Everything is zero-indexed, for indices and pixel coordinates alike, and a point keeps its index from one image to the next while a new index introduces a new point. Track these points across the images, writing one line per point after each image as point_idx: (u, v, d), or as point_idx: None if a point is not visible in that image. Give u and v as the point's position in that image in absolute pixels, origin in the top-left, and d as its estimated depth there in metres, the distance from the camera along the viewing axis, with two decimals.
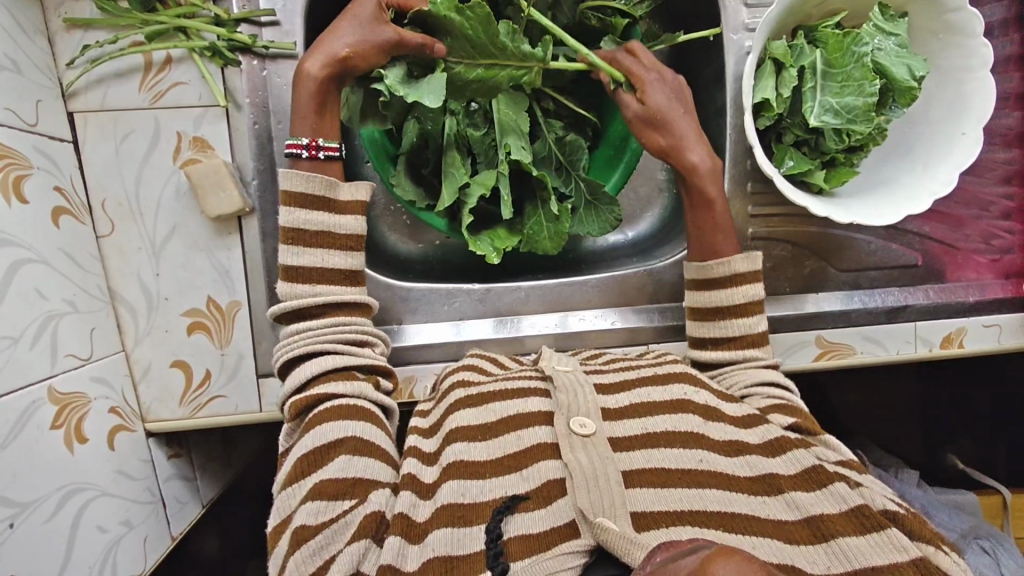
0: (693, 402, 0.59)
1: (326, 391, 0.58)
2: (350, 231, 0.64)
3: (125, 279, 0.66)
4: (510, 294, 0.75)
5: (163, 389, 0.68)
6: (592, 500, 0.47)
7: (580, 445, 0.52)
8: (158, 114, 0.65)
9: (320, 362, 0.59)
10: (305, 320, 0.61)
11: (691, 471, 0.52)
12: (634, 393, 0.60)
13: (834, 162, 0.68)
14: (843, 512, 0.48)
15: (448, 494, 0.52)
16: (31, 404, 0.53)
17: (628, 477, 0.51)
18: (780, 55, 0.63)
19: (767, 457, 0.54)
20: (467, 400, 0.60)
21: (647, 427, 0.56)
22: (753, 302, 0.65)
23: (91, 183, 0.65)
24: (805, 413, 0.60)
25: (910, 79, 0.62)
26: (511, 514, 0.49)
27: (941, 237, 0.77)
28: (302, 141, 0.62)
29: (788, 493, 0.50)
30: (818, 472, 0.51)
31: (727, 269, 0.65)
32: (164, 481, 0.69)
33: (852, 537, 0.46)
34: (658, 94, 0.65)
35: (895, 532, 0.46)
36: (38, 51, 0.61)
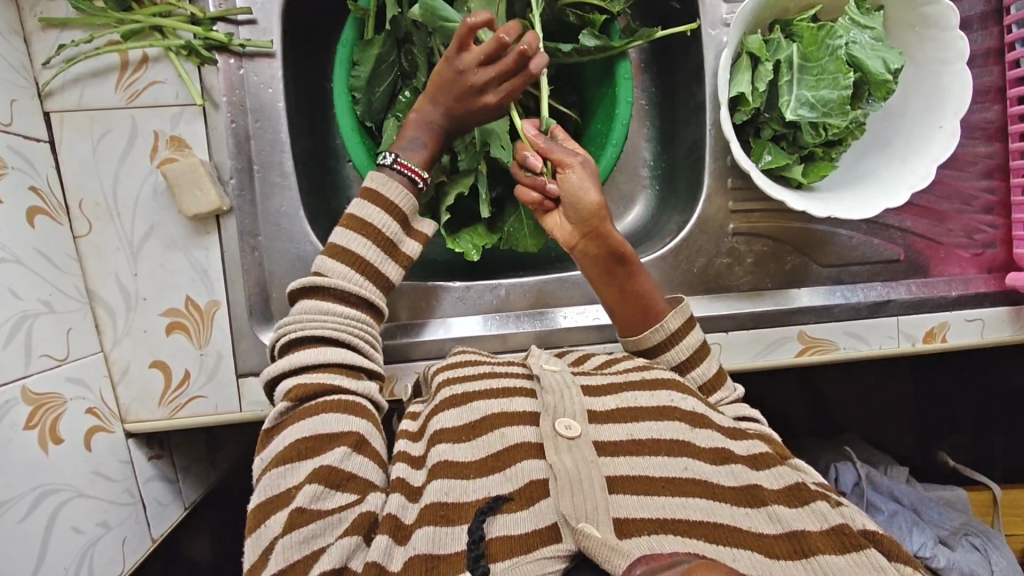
0: (680, 408, 0.58)
1: (342, 384, 0.58)
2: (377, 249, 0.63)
3: (102, 278, 0.66)
4: (490, 292, 0.75)
5: (142, 390, 0.68)
6: (575, 505, 0.47)
7: (565, 447, 0.51)
8: (134, 113, 0.65)
9: (342, 353, 0.59)
10: (342, 303, 0.60)
11: (674, 479, 0.51)
12: (621, 396, 0.59)
13: (812, 157, 0.68)
14: (824, 530, 0.49)
15: (432, 493, 0.51)
16: (3, 405, 0.52)
17: (612, 481, 0.51)
18: (756, 49, 0.63)
19: (750, 469, 0.54)
20: (454, 399, 0.59)
21: (633, 432, 0.55)
22: (699, 347, 0.65)
23: (67, 182, 0.65)
24: (776, 441, 0.59)
25: (885, 72, 0.62)
26: (493, 515, 0.48)
27: (922, 231, 0.77)
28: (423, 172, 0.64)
29: (770, 506, 0.51)
30: (801, 489, 0.52)
31: (662, 333, 0.65)
32: (144, 482, 0.69)
33: (832, 554, 0.47)
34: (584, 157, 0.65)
35: (872, 551, 0.46)
36: (12, 51, 0.61)
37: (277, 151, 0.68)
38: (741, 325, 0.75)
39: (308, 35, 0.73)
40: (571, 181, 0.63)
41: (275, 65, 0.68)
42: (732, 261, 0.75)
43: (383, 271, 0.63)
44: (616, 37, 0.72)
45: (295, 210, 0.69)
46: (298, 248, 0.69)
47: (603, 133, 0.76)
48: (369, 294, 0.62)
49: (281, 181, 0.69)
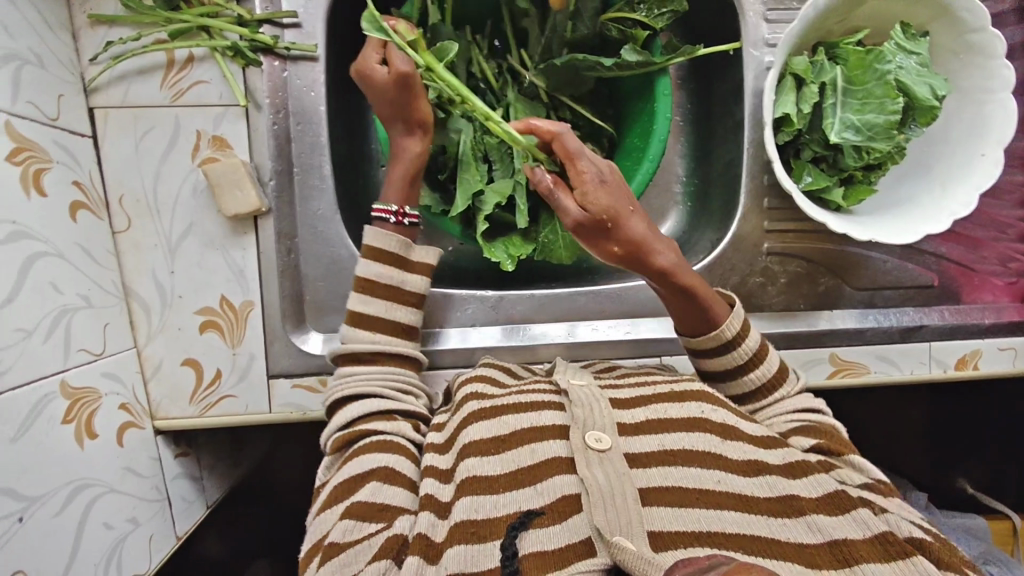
0: (709, 420, 0.57)
1: (372, 428, 0.60)
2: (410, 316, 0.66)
3: (139, 274, 0.66)
4: (521, 302, 0.75)
5: (173, 387, 0.68)
6: (609, 519, 0.46)
7: (595, 462, 0.51)
8: (178, 112, 0.65)
9: (369, 403, 0.61)
10: (360, 364, 0.64)
11: (708, 490, 0.51)
12: (651, 408, 0.59)
13: (852, 179, 0.67)
14: (868, 538, 0.47)
15: (462, 510, 0.51)
16: (42, 398, 0.52)
17: (643, 494, 0.50)
18: (801, 70, 0.63)
19: (787, 479, 0.53)
20: (479, 412, 0.59)
21: (664, 443, 0.55)
22: (757, 354, 0.63)
23: (109, 178, 0.65)
24: (836, 436, 0.60)
25: (932, 98, 0.62)
26: (525, 530, 0.48)
27: (957, 258, 0.77)
28: (391, 207, 0.67)
29: (809, 516, 0.49)
30: (841, 496, 0.51)
31: (719, 339, 0.63)
32: (171, 480, 0.69)
33: (876, 562, 0.45)
34: (596, 193, 0.58)
35: (920, 559, 0.45)
36: (62, 47, 0.62)
37: (317, 155, 0.68)
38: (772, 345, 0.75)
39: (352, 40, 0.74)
40: (581, 238, 0.60)
41: (318, 69, 0.68)
42: (766, 280, 0.75)
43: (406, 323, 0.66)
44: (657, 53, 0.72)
45: (331, 213, 0.69)
46: (334, 252, 0.70)
47: (640, 148, 0.76)
48: (382, 345, 0.64)
49: (320, 184, 0.69)
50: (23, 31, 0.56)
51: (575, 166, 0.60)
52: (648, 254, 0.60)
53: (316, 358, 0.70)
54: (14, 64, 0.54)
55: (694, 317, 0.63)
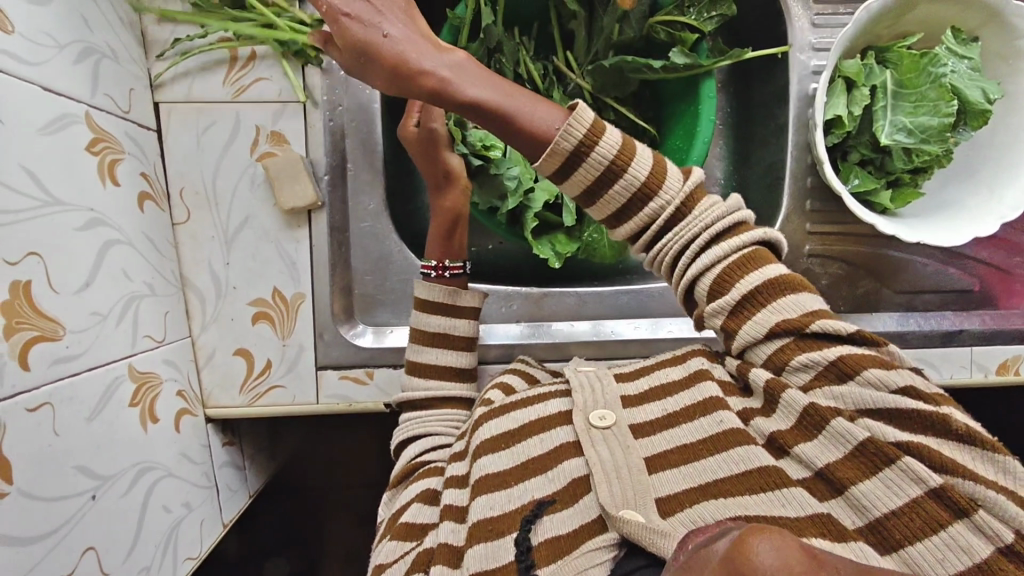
0: (712, 373, 0.56)
1: (423, 458, 0.63)
2: (464, 334, 0.67)
3: (196, 266, 0.68)
4: (563, 299, 0.76)
5: (225, 376, 0.69)
6: (613, 494, 0.47)
7: (599, 439, 0.52)
8: (239, 108, 0.67)
9: (423, 443, 0.64)
10: (418, 410, 0.66)
11: (712, 436, 0.50)
12: (650, 376, 0.58)
13: (899, 182, 0.68)
14: (850, 453, 0.45)
15: (478, 510, 0.52)
16: (114, 380, 0.54)
17: (649, 463, 0.50)
18: (853, 74, 0.64)
19: (767, 417, 0.51)
20: (491, 412, 0.60)
21: (666, 407, 0.54)
22: (611, 164, 0.51)
23: (170, 170, 0.67)
24: (768, 279, 0.51)
25: (985, 102, 0.62)
26: (538, 521, 0.49)
27: (997, 263, 0.78)
28: (431, 262, 0.68)
29: (794, 447, 0.47)
30: (813, 411, 0.47)
31: (568, 151, 0.50)
32: (219, 468, 0.70)
33: (864, 480, 0.43)
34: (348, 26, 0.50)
35: (907, 462, 0.42)
36: (133, 43, 0.63)
37: (370, 151, 0.70)
38: None
39: None
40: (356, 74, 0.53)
41: None
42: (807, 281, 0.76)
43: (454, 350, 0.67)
44: (704, 56, 0.74)
45: (382, 208, 0.71)
46: (383, 246, 0.71)
47: (683, 149, 0.77)
48: (438, 390, 0.66)
49: (371, 179, 0.70)
50: (100, 25, 0.58)
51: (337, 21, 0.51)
52: (412, 74, 0.50)
53: (364, 351, 0.71)
54: (93, 57, 0.56)
55: (516, 139, 0.51)
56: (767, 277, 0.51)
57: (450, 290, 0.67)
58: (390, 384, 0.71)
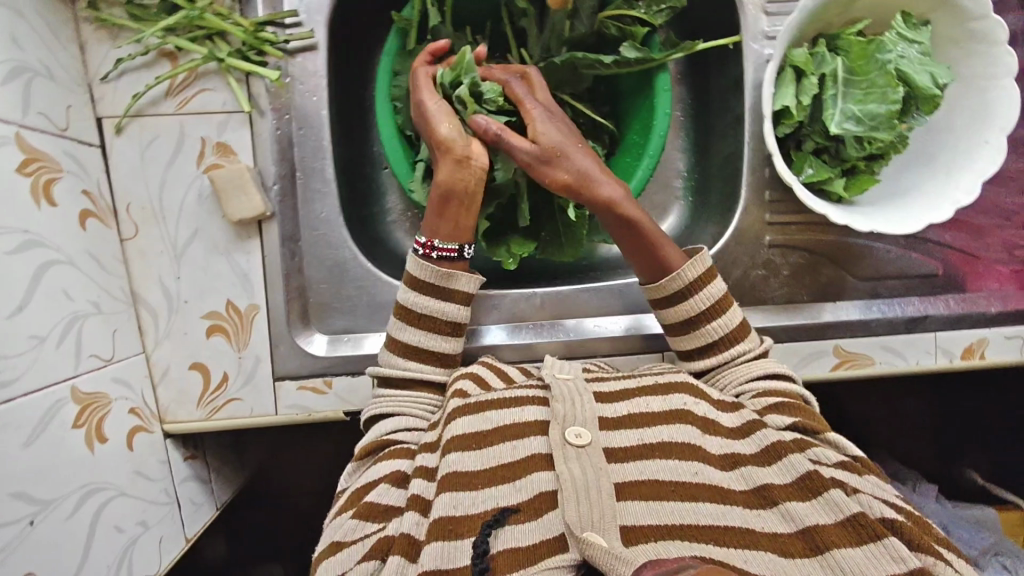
0: (693, 412, 0.59)
1: (394, 438, 0.61)
2: (448, 317, 0.65)
3: (146, 282, 0.67)
4: (524, 300, 0.75)
5: (180, 391, 0.69)
6: (580, 513, 0.48)
7: (573, 455, 0.53)
8: (183, 119, 0.66)
9: (392, 422, 0.62)
10: (391, 387, 0.65)
11: (683, 483, 0.53)
12: (632, 401, 0.60)
13: (854, 170, 0.67)
14: (839, 522, 0.48)
15: (442, 507, 0.52)
16: (55, 403, 0.53)
17: (619, 488, 0.52)
18: (801, 62, 0.63)
19: (762, 467, 0.55)
20: (467, 407, 0.59)
21: (644, 436, 0.57)
22: (716, 301, 0.66)
23: (116, 186, 0.66)
24: (809, 410, 0.61)
25: (934, 87, 0.61)
26: (499, 527, 0.50)
27: (961, 246, 0.77)
28: (420, 240, 0.66)
29: (784, 504, 0.51)
30: (812, 478, 0.52)
31: (679, 281, 0.66)
32: (180, 482, 0.70)
33: (848, 548, 0.47)
34: (548, 127, 0.66)
35: (891, 541, 0.46)
36: (69, 59, 0.62)
37: (320, 158, 0.69)
38: (778, 338, 0.75)
39: (350, 42, 0.73)
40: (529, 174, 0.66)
41: (320, 63, 0.68)
42: (767, 272, 0.75)
43: (440, 328, 0.65)
44: (656, 49, 0.73)
45: (335, 216, 0.70)
46: (337, 254, 0.71)
47: (640, 143, 0.77)
48: (419, 371, 0.64)
49: (322, 187, 0.69)
50: (31, 42, 0.57)
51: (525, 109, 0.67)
52: (597, 188, 0.66)
53: (321, 360, 0.70)
54: (25, 76, 0.55)
55: (636, 253, 0.68)
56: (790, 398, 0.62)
57: (443, 274, 0.65)
58: (349, 391, 0.71)
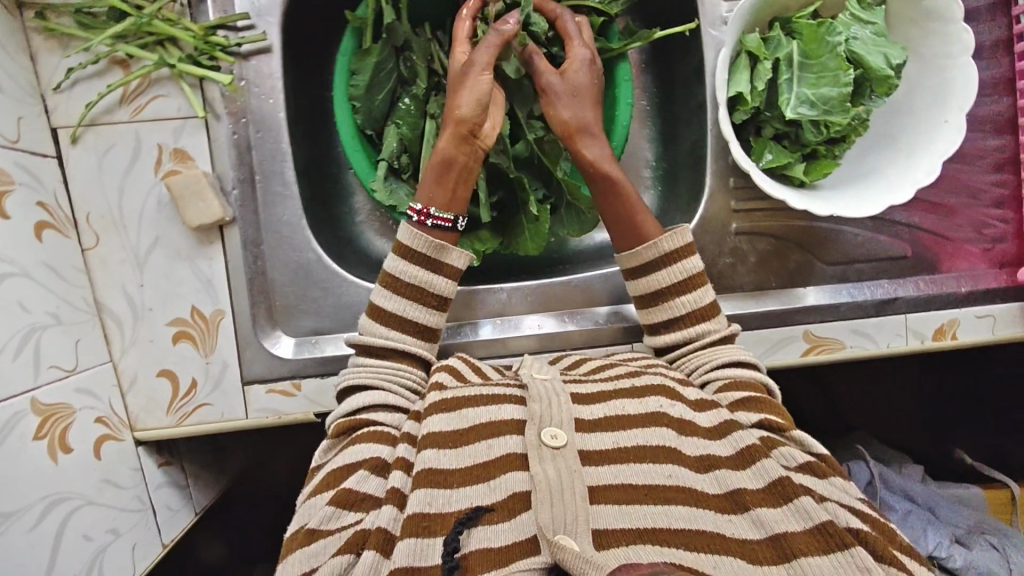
0: (669, 414, 0.57)
1: (374, 418, 0.59)
2: (435, 290, 0.64)
3: (110, 290, 0.67)
4: (493, 295, 0.76)
5: (149, 398, 0.69)
6: (554, 517, 0.46)
7: (548, 457, 0.51)
8: (138, 127, 0.66)
9: (371, 395, 0.61)
10: (372, 358, 0.63)
11: (657, 486, 0.51)
12: (608, 404, 0.58)
13: (815, 154, 0.67)
14: (808, 530, 0.48)
15: (415, 503, 0.50)
16: (13, 416, 0.54)
17: (592, 492, 0.50)
18: (754, 48, 0.63)
19: (736, 471, 0.53)
20: (441, 404, 0.57)
21: (619, 440, 0.55)
22: (692, 275, 0.66)
23: (75, 197, 0.66)
24: (776, 406, 0.61)
25: (887, 68, 0.61)
26: (471, 526, 0.48)
27: (931, 227, 0.77)
28: (416, 206, 0.65)
29: (755, 510, 0.50)
30: (784, 485, 0.51)
31: (656, 251, 0.66)
32: (154, 489, 0.70)
33: (816, 557, 0.46)
34: (580, 74, 0.67)
35: (859, 552, 0.45)
36: (19, 70, 0.62)
37: (279, 161, 0.69)
38: (748, 324, 0.75)
39: (306, 44, 0.73)
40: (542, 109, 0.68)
41: (274, 65, 0.68)
42: (735, 260, 0.75)
43: (431, 293, 0.64)
44: (614, 39, 0.73)
45: (297, 218, 0.70)
46: (300, 256, 0.71)
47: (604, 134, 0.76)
48: (402, 343, 0.63)
49: (282, 190, 0.69)
50: None
51: (569, 47, 0.68)
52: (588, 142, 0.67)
53: (288, 363, 0.70)
54: None
55: (616, 214, 0.68)
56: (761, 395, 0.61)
57: (437, 245, 0.64)
58: (318, 393, 0.71)
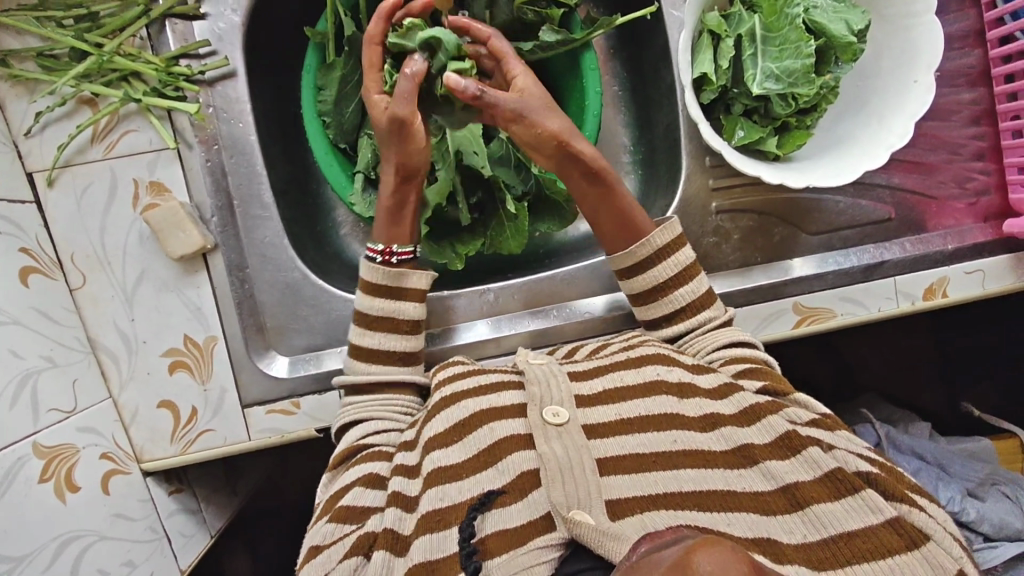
0: (666, 381, 0.58)
1: (367, 442, 0.60)
2: (407, 315, 0.65)
3: (102, 327, 0.68)
4: (477, 298, 0.76)
5: (153, 429, 0.69)
6: (566, 493, 0.46)
7: (554, 434, 0.51)
8: (113, 164, 0.67)
9: (364, 427, 0.61)
10: (357, 394, 0.64)
11: (664, 453, 0.51)
12: (608, 376, 0.59)
13: (787, 127, 0.67)
14: (817, 479, 0.48)
15: (427, 502, 0.50)
16: (17, 461, 0.55)
17: (602, 464, 0.50)
18: (715, 25, 0.63)
19: (743, 428, 0.53)
20: (440, 402, 0.58)
21: (621, 412, 0.55)
22: (687, 265, 0.66)
23: (57, 239, 0.66)
24: (775, 375, 0.61)
25: (849, 35, 0.61)
26: (484, 511, 0.48)
27: (914, 187, 0.76)
28: (378, 246, 0.66)
29: (764, 463, 0.50)
30: (791, 437, 0.51)
31: (650, 247, 0.66)
32: (167, 517, 0.71)
33: (829, 502, 0.47)
34: (531, 85, 0.63)
35: (869, 493, 0.46)
36: None
37: (256, 184, 0.70)
38: (737, 302, 0.75)
39: (272, 64, 0.74)
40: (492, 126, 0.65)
41: (240, 86, 0.69)
42: (719, 239, 0.75)
43: (399, 316, 0.65)
44: (577, 29, 0.72)
45: (279, 238, 0.71)
46: (286, 275, 0.71)
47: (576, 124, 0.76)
48: (384, 374, 0.64)
49: (261, 213, 0.70)
50: None
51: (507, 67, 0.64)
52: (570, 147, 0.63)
53: (284, 383, 0.71)
54: None
55: (615, 217, 0.67)
56: (756, 364, 0.61)
57: (397, 273, 0.65)
58: (318, 409, 0.71)
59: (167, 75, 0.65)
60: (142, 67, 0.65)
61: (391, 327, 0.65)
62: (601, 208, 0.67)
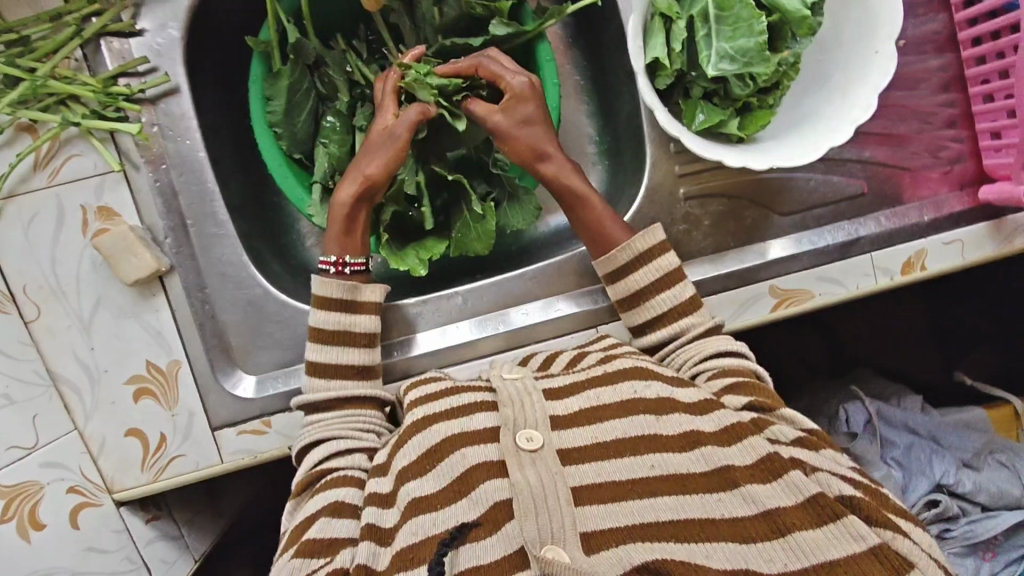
0: (643, 399, 0.55)
1: (332, 467, 0.59)
2: (364, 328, 0.65)
3: (59, 356, 0.66)
4: (448, 300, 0.74)
5: (122, 460, 0.68)
6: (539, 528, 0.46)
7: (528, 462, 0.50)
8: (58, 191, 0.65)
9: (326, 447, 0.60)
10: (319, 412, 0.62)
11: (642, 479, 0.50)
12: (584, 396, 0.56)
13: (749, 107, 0.65)
14: (801, 503, 0.47)
15: (402, 537, 0.49)
16: None
17: (576, 495, 0.49)
18: (665, 9, 0.61)
19: (723, 447, 0.51)
20: (412, 427, 0.56)
21: (596, 434, 0.53)
22: (671, 272, 0.65)
23: (7, 270, 0.64)
24: (764, 388, 0.59)
25: (803, 8, 0.59)
26: (455, 547, 0.46)
27: (885, 159, 0.74)
28: (331, 258, 0.66)
29: (744, 486, 0.48)
30: (772, 461, 0.49)
31: (629, 251, 0.66)
32: (145, 544, 0.71)
33: (811, 530, 0.46)
34: (524, 105, 0.65)
35: (853, 521, 0.45)
36: None
37: (209, 201, 0.68)
38: (712, 289, 0.74)
39: (218, 76, 0.72)
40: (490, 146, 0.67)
41: (183, 102, 0.67)
42: (689, 226, 0.73)
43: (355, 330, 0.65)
44: (528, 20, 0.69)
45: (237, 254, 0.69)
46: (248, 292, 0.70)
47: None
48: (346, 389, 0.63)
49: (216, 230, 0.69)
50: None
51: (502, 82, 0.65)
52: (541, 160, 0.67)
53: (253, 402, 0.69)
54: None
55: (592, 226, 0.67)
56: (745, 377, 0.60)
57: (352, 286, 0.65)
58: (290, 428, 0.70)
59: (106, 96, 0.63)
60: (78, 89, 0.63)
61: (349, 342, 0.65)
62: (582, 215, 0.67)
